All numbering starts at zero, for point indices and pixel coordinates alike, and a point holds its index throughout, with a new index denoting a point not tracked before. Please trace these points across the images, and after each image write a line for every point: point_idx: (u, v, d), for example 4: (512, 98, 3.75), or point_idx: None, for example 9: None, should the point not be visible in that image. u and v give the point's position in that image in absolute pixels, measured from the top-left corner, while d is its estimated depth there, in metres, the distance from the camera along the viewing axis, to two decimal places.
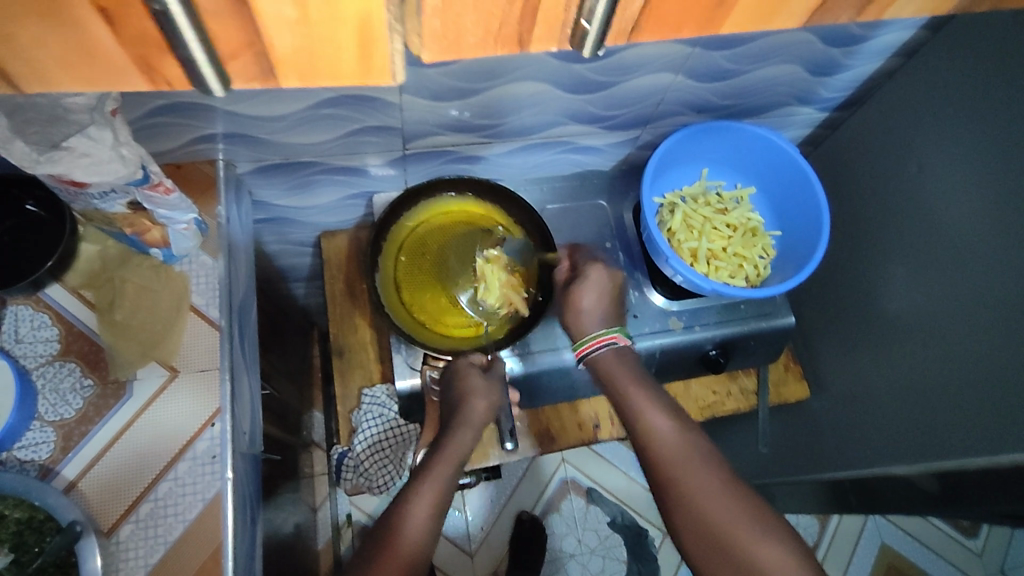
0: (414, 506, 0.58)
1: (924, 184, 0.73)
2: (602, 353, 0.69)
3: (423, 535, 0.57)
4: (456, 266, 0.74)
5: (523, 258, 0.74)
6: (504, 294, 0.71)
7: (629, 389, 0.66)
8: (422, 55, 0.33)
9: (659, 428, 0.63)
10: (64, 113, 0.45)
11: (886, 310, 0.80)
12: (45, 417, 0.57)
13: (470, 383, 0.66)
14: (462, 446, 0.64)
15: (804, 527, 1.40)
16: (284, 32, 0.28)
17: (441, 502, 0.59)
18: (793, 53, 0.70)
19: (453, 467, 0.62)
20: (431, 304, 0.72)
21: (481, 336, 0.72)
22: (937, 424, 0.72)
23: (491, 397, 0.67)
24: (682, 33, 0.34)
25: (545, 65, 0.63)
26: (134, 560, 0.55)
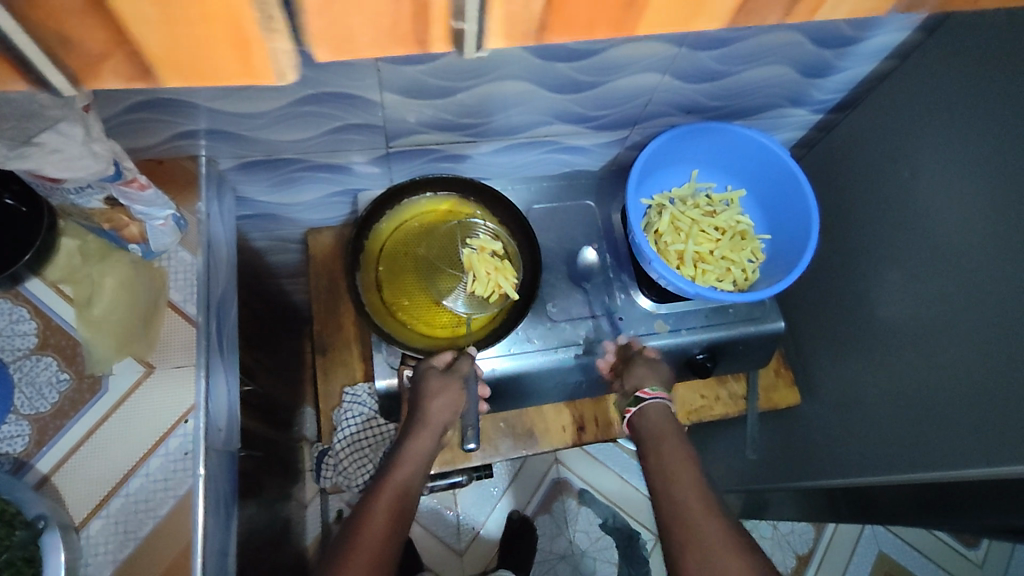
0: (378, 507, 0.60)
1: (917, 190, 0.72)
2: (652, 402, 0.72)
3: (386, 536, 0.58)
4: (440, 262, 0.73)
5: (507, 246, 0.75)
6: (493, 280, 0.71)
7: (666, 436, 0.68)
8: (313, 52, 0.24)
9: (683, 471, 0.64)
10: (39, 110, 0.42)
11: (878, 317, 0.79)
12: (21, 411, 0.58)
13: (428, 384, 0.66)
14: (422, 451, 0.65)
15: (799, 534, 1.39)
16: (148, 31, 0.21)
17: (405, 504, 0.61)
18: (783, 54, 0.68)
19: (413, 469, 0.64)
20: (413, 301, 0.72)
21: (464, 332, 0.72)
22: (929, 436, 0.70)
23: (453, 399, 0.66)
24: (596, 34, 0.26)
25: (528, 64, 0.62)
26: (103, 555, 0.55)
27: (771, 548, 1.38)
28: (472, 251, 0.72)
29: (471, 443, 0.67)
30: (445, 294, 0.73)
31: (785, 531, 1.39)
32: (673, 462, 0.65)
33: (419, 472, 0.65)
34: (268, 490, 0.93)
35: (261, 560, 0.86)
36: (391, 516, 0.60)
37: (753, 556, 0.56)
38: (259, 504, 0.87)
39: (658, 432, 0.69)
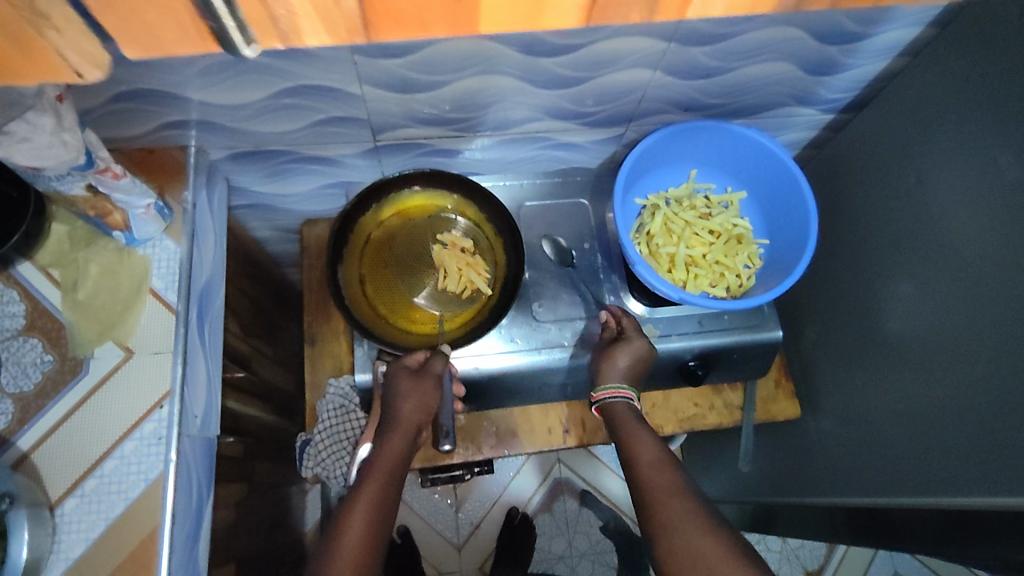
0: (353, 519, 0.59)
1: (926, 196, 0.67)
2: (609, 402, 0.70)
3: (364, 547, 0.58)
4: (415, 258, 0.74)
5: (482, 241, 0.75)
6: (464, 276, 0.72)
7: (635, 436, 0.66)
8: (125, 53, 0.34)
9: (652, 466, 0.63)
10: (19, 99, 0.45)
11: (885, 331, 0.75)
12: (5, 389, 0.60)
13: (401, 386, 0.67)
14: (398, 453, 0.65)
15: (809, 549, 1.34)
16: None
17: (382, 513, 0.60)
18: (785, 50, 0.65)
19: (388, 477, 0.63)
20: (391, 298, 0.72)
21: (439, 331, 0.71)
22: (933, 461, 0.66)
23: (425, 399, 0.66)
24: (433, 32, 0.36)
25: (510, 57, 0.61)
26: (75, 533, 0.57)
27: (779, 562, 1.33)
28: (443, 247, 0.73)
29: (445, 444, 0.69)
30: (422, 290, 0.73)
31: (794, 545, 1.34)
32: (642, 459, 0.64)
33: (395, 476, 0.63)
34: (263, 477, 0.95)
35: (250, 544, 0.87)
36: (368, 526, 0.59)
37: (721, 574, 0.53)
38: (251, 491, 0.89)
39: (628, 434, 0.67)
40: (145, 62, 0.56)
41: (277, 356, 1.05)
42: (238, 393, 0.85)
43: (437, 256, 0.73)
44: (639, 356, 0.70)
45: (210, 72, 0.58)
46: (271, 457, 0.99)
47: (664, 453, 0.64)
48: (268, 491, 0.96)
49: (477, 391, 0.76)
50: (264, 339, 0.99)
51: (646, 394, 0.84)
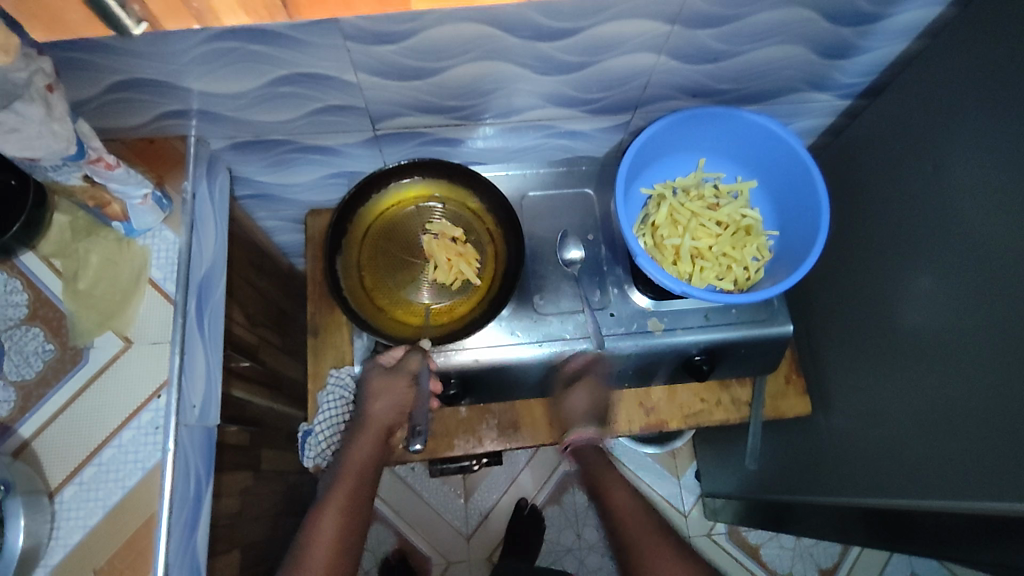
0: (324, 522, 0.66)
1: (946, 184, 0.64)
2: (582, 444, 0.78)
3: (335, 548, 0.65)
4: (407, 248, 0.73)
5: (477, 229, 0.74)
6: (454, 267, 0.72)
7: None
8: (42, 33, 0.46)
9: (626, 514, 0.73)
10: (13, 89, 0.46)
11: (900, 326, 0.72)
12: (8, 377, 0.60)
13: (372, 385, 0.72)
14: (369, 452, 0.70)
15: (823, 546, 1.32)
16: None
17: (350, 517, 0.66)
18: (796, 32, 0.62)
19: (357, 478, 0.68)
20: (382, 288, 0.71)
21: (424, 322, 0.71)
22: (948, 461, 0.63)
23: (395, 397, 0.71)
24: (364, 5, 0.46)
25: (507, 43, 0.59)
26: (74, 520, 0.57)
27: (792, 559, 1.31)
28: (433, 237, 0.73)
29: (416, 446, 0.71)
30: (415, 281, 0.72)
31: (808, 542, 1.31)
32: (616, 501, 0.75)
33: (365, 478, 0.69)
34: (270, 465, 0.95)
35: (257, 531, 0.88)
36: (338, 530, 0.65)
37: None
38: (257, 480, 0.89)
39: None
40: (139, 50, 0.55)
41: (286, 346, 1.05)
42: (244, 383, 0.86)
43: (427, 246, 0.72)
44: (596, 395, 0.76)
45: (203, 60, 0.57)
46: (279, 446, 1.00)
47: (638, 501, 0.75)
48: (275, 480, 0.97)
49: (478, 384, 0.75)
50: (271, 329, 0.99)
51: (652, 389, 0.83)
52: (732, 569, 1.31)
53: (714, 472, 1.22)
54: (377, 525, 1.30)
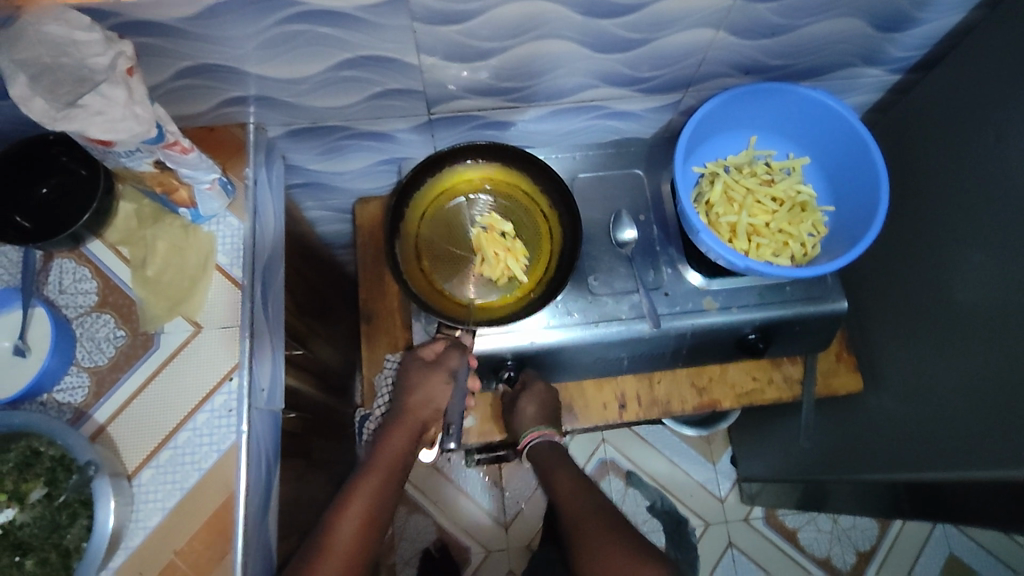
0: (348, 512, 0.61)
1: (1003, 153, 0.64)
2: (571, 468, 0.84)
3: (357, 540, 0.60)
4: (456, 242, 0.74)
5: (531, 218, 0.75)
6: (502, 262, 0.72)
7: (555, 466, 0.72)
8: None
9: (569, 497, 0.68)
10: (89, 75, 0.49)
11: (954, 299, 0.71)
12: (82, 363, 0.61)
13: (411, 377, 0.71)
14: (404, 447, 0.68)
15: (861, 529, 1.31)
16: None
17: (376, 511, 0.62)
18: (854, 5, 0.63)
19: (386, 472, 0.65)
20: (432, 273, 0.72)
21: (466, 308, 0.71)
22: (1007, 431, 0.63)
23: (433, 390, 0.70)
24: None
25: (571, 21, 0.59)
26: (152, 502, 0.58)
27: (828, 542, 1.31)
28: (482, 230, 0.73)
29: (449, 443, 0.73)
30: (463, 275, 0.73)
31: (845, 525, 1.31)
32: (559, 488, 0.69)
33: (396, 475, 0.66)
34: (319, 453, 0.96)
35: (310, 518, 0.89)
36: (362, 520, 0.61)
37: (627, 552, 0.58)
38: (309, 467, 0.90)
39: (549, 464, 0.73)
40: (210, 35, 0.56)
41: (329, 336, 1.06)
42: (296, 371, 0.87)
43: (475, 239, 0.73)
44: (544, 401, 0.76)
45: (271, 44, 0.58)
46: (325, 434, 1.00)
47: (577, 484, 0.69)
48: (324, 468, 0.98)
49: (532, 365, 0.76)
50: (316, 319, 1.00)
51: (703, 368, 0.83)
52: (770, 553, 1.30)
53: (752, 457, 1.22)
54: (415, 515, 1.31)
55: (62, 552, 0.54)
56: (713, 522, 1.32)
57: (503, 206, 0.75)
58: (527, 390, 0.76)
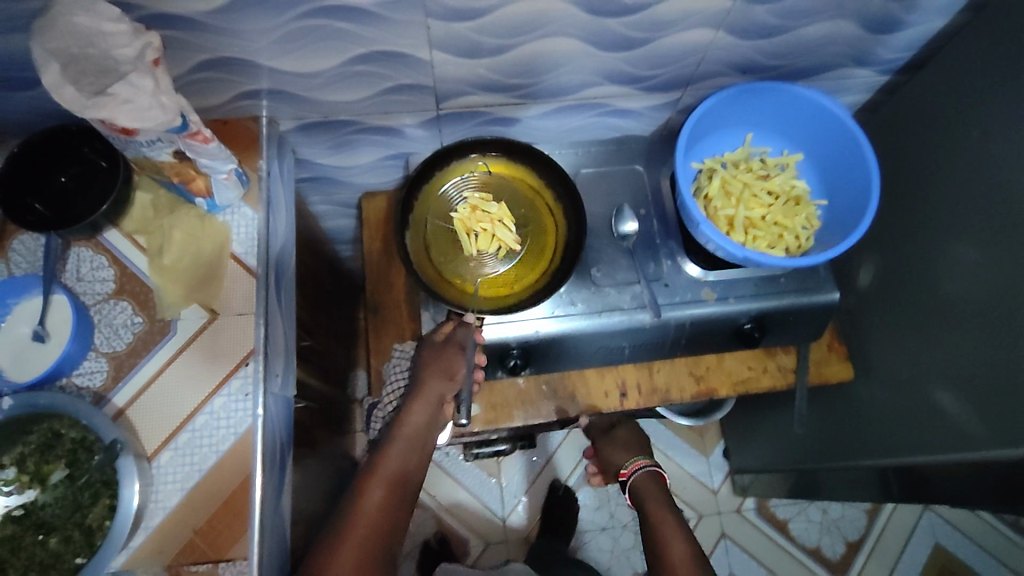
0: (372, 487, 0.67)
1: (987, 149, 0.67)
2: (635, 477, 0.84)
3: (379, 515, 0.65)
4: (445, 221, 0.75)
5: (533, 208, 0.77)
6: (492, 233, 0.74)
7: (657, 503, 0.79)
8: None
9: (681, 561, 0.71)
10: (115, 65, 0.50)
11: (940, 289, 0.75)
12: (100, 348, 0.63)
13: (426, 357, 0.74)
14: (420, 423, 0.72)
15: (850, 520, 1.34)
16: None
17: (397, 484, 0.68)
18: (846, 8, 0.66)
19: (408, 445, 0.71)
20: (436, 265, 0.74)
21: (475, 294, 0.73)
22: (991, 413, 0.66)
23: (446, 369, 0.73)
24: None
25: (578, 19, 0.62)
26: (171, 483, 0.59)
27: (819, 532, 1.34)
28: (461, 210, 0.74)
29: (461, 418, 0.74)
30: (455, 255, 0.75)
31: (834, 516, 1.35)
32: (672, 550, 0.72)
33: (415, 448, 0.71)
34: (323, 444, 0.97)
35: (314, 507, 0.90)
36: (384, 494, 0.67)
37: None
38: (314, 456, 0.91)
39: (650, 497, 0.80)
40: (230, 29, 0.58)
41: (332, 330, 1.08)
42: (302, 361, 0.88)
43: (459, 222, 0.74)
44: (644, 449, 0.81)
45: (289, 38, 0.60)
46: (328, 426, 1.02)
47: (692, 550, 0.72)
48: (327, 459, 0.99)
49: (536, 354, 0.78)
50: (320, 312, 1.02)
51: (700, 358, 0.85)
52: (762, 544, 1.33)
53: (744, 449, 1.25)
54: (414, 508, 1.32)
55: (86, 530, 0.55)
56: (706, 514, 1.35)
57: (505, 194, 0.77)
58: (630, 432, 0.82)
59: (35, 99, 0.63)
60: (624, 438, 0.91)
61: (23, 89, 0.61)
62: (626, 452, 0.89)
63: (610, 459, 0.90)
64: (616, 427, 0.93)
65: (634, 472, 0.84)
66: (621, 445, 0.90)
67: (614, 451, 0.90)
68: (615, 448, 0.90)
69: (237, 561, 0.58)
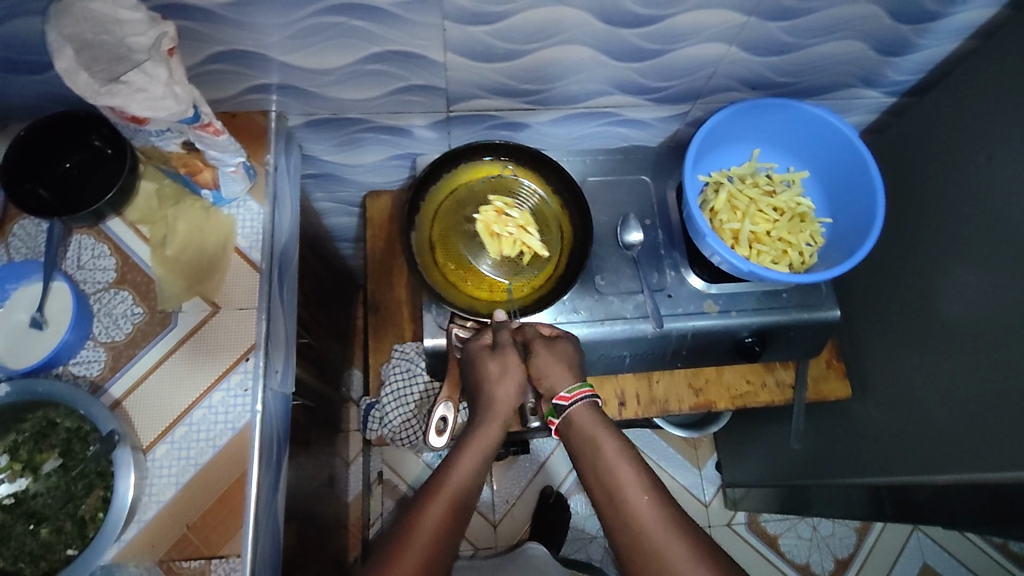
0: (426, 511, 0.57)
1: (991, 174, 0.68)
2: (573, 408, 0.63)
3: (432, 547, 0.56)
4: (466, 224, 0.75)
5: (540, 212, 0.77)
6: (518, 237, 0.75)
7: (599, 436, 0.61)
8: None
9: (634, 494, 0.57)
10: (128, 53, 0.50)
11: (941, 312, 0.75)
12: (98, 338, 0.62)
13: (483, 368, 0.66)
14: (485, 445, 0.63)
15: (840, 538, 1.35)
16: None
17: (456, 513, 0.58)
18: (859, 28, 0.67)
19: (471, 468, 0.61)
20: (461, 271, 0.74)
21: (508, 297, 0.74)
22: (990, 436, 0.66)
23: (511, 381, 0.66)
24: None
25: (593, 29, 0.62)
26: (166, 477, 0.59)
27: (808, 549, 1.34)
28: (485, 216, 0.75)
29: (533, 422, 0.72)
30: (481, 259, 0.75)
31: (824, 532, 1.35)
32: (624, 481, 0.58)
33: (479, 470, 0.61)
34: (316, 443, 0.96)
35: (307, 505, 0.89)
36: (439, 522, 0.57)
37: (673, 522, 0.55)
38: (308, 454, 0.90)
39: (591, 436, 0.61)
40: (245, 22, 0.57)
41: (328, 327, 1.07)
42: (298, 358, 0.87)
43: (484, 228, 0.74)
44: (567, 358, 0.67)
45: (303, 34, 0.60)
46: (322, 424, 1.01)
47: (655, 496, 0.57)
48: (319, 457, 0.98)
49: None
50: (318, 309, 1.01)
51: (699, 370, 0.85)
52: (752, 559, 1.33)
53: (736, 462, 1.25)
54: None
55: (78, 521, 0.55)
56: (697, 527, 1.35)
57: (515, 196, 0.77)
58: (550, 344, 0.68)
59: (43, 84, 0.62)
60: (565, 354, 0.67)
61: (32, 73, 0.61)
62: (565, 373, 0.65)
63: (539, 376, 0.66)
64: (557, 339, 0.69)
65: (571, 401, 0.63)
66: (560, 361, 0.66)
67: (545, 372, 0.66)
68: (547, 363, 0.66)
69: (230, 557, 0.57)
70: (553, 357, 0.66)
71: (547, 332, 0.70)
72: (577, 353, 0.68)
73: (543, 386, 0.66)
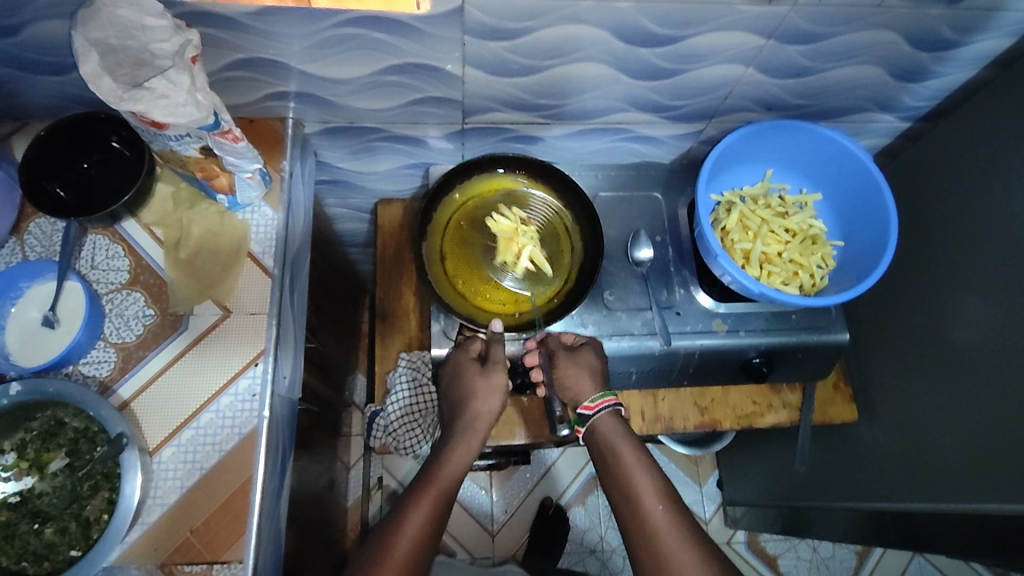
0: (403, 531, 0.57)
1: (1006, 205, 0.68)
2: (599, 416, 0.64)
3: (410, 559, 0.56)
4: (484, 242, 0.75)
5: (549, 221, 0.77)
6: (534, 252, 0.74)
7: (618, 441, 0.62)
8: None
9: (651, 501, 0.58)
10: (151, 59, 0.51)
11: (951, 340, 0.74)
12: (109, 339, 0.62)
13: (470, 383, 0.67)
14: (456, 466, 0.63)
15: (840, 560, 1.34)
16: None
17: (430, 530, 0.58)
18: (877, 54, 0.67)
19: (446, 485, 0.61)
20: (478, 282, 0.74)
21: (533, 305, 0.74)
22: (999, 468, 0.66)
23: (490, 395, 0.67)
24: None
25: (612, 47, 0.62)
26: (170, 480, 0.59)
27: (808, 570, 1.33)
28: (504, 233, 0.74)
29: (563, 429, 0.70)
30: (502, 274, 0.75)
31: (824, 553, 1.35)
32: (641, 488, 0.59)
33: (449, 492, 0.61)
34: (318, 447, 0.96)
35: (307, 509, 0.89)
36: (414, 543, 0.57)
37: (690, 531, 0.56)
38: (310, 457, 0.90)
39: (609, 442, 0.62)
40: (266, 31, 0.58)
41: (334, 332, 1.07)
42: None
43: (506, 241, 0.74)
44: (593, 366, 0.67)
45: (323, 44, 0.60)
46: (324, 429, 1.01)
47: (670, 506, 0.57)
48: (320, 461, 0.98)
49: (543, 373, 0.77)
50: (325, 314, 1.01)
51: (705, 389, 0.85)
52: None
53: (738, 481, 1.25)
54: None
55: (83, 522, 0.55)
56: None
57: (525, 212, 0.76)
58: (574, 354, 0.68)
59: (64, 84, 0.63)
60: (588, 361, 0.68)
61: (53, 74, 0.61)
62: (589, 381, 0.66)
63: (566, 387, 0.67)
64: (580, 347, 0.70)
65: (594, 411, 0.64)
66: (583, 370, 0.67)
67: (568, 382, 0.67)
68: (572, 374, 0.67)
69: (231, 563, 0.57)
70: (579, 363, 0.67)
71: (572, 342, 0.72)
72: (601, 354, 0.69)
73: (568, 396, 0.67)
